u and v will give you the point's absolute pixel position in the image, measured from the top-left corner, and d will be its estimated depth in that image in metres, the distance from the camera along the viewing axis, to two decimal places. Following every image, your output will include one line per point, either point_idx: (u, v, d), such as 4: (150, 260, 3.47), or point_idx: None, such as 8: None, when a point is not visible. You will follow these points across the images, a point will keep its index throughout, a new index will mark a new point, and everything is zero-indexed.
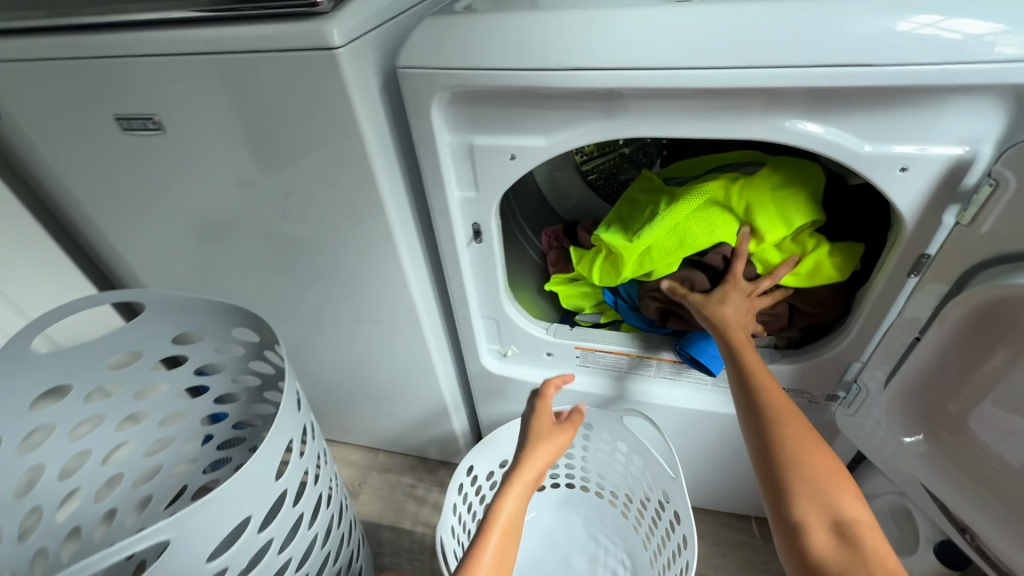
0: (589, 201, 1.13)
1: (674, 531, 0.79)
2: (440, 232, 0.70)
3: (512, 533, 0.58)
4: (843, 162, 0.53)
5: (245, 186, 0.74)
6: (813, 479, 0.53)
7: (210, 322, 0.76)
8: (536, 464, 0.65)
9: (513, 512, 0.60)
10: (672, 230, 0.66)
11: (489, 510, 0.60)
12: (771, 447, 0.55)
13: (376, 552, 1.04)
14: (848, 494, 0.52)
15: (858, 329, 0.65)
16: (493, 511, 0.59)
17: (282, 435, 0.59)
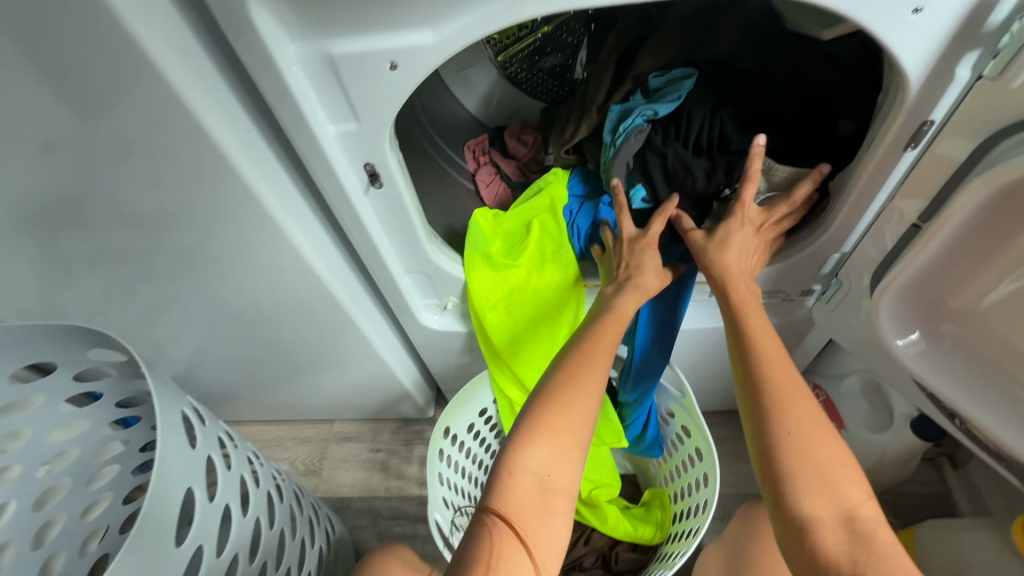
0: (512, 98, 0.97)
1: (683, 443, 0.76)
2: (323, 184, 0.52)
3: (598, 378, 0.51)
4: (844, 8, 0.40)
5: (37, 158, 0.53)
6: (799, 414, 0.47)
7: (55, 347, 0.58)
8: (629, 309, 0.58)
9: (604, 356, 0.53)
10: (474, 287, 0.69)
11: (577, 345, 0.54)
12: (766, 403, 0.48)
13: (353, 526, 0.98)
14: (828, 448, 0.45)
15: (843, 214, 0.57)
16: (583, 347, 0.54)
17: (169, 492, 0.47)
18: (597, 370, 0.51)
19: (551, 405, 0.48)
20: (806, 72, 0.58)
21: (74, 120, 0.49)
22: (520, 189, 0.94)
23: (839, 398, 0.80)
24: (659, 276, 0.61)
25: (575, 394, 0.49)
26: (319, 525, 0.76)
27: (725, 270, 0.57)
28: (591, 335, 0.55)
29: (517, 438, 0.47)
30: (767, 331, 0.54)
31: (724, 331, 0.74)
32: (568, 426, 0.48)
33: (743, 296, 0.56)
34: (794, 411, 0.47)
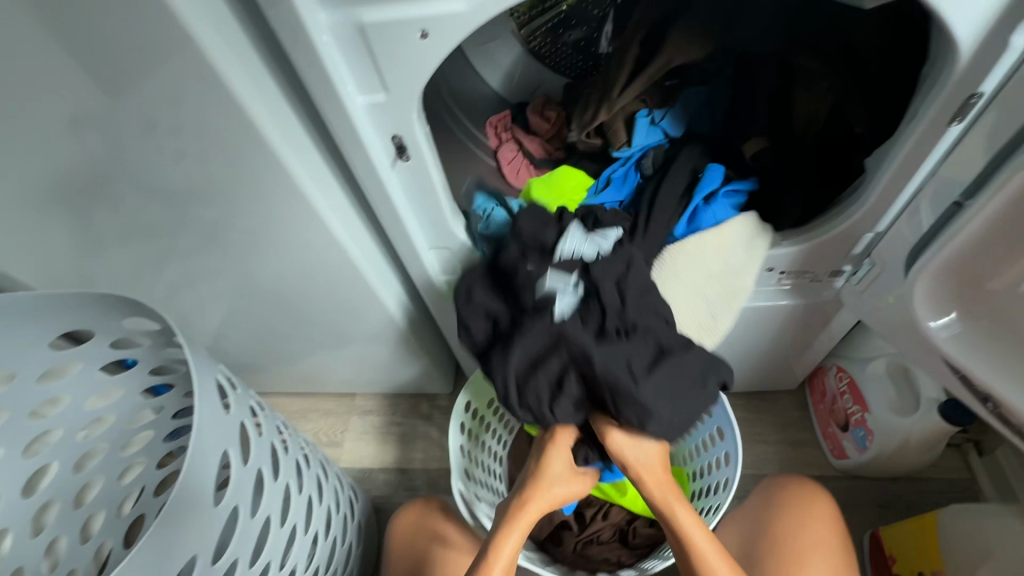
0: (534, 73, 0.95)
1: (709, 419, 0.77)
2: (352, 158, 0.52)
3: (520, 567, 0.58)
4: None
5: (71, 131, 0.54)
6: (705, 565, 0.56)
7: (92, 317, 0.60)
8: (553, 468, 0.63)
9: (516, 544, 0.58)
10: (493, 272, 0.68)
11: (489, 544, 0.58)
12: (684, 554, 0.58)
13: (374, 496, 1.01)
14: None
15: (879, 193, 0.55)
16: (494, 546, 0.58)
17: (207, 455, 0.50)
18: (514, 535, 0.58)
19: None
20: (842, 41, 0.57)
21: (108, 94, 0.50)
22: (544, 167, 0.93)
23: (864, 381, 0.79)
24: (567, 480, 0.64)
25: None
26: (344, 493, 0.79)
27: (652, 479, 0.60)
28: (523, 501, 0.61)
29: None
30: (688, 511, 0.59)
31: (750, 311, 0.73)
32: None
33: (669, 498, 0.59)
34: (698, 544, 0.57)
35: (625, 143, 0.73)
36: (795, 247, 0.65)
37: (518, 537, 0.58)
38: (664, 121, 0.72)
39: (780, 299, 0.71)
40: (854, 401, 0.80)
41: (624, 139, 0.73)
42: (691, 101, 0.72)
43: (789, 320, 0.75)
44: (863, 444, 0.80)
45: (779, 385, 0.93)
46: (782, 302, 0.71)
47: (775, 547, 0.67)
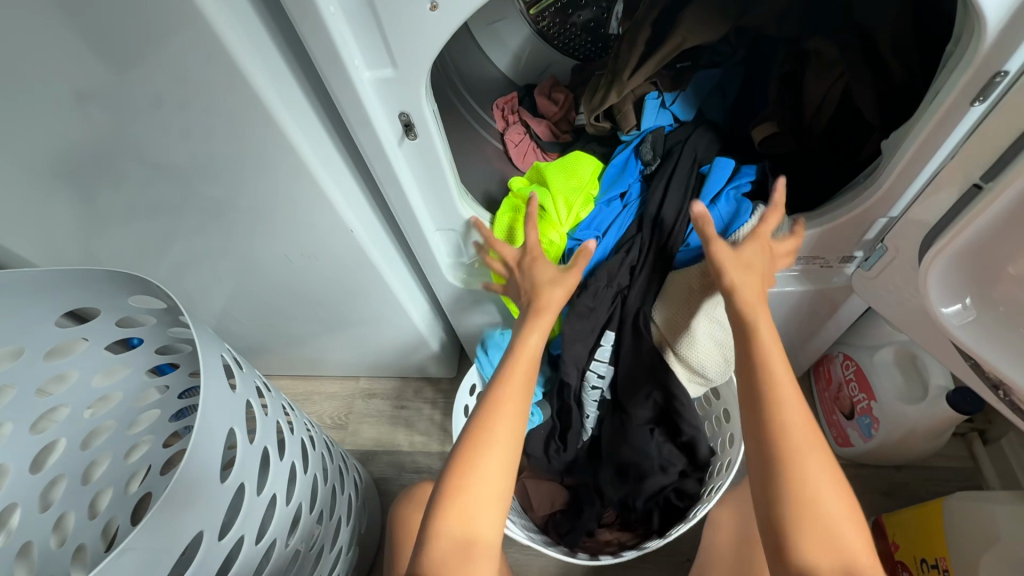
0: (542, 53, 0.94)
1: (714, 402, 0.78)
2: (358, 135, 0.52)
3: (511, 460, 0.50)
4: None
5: (75, 104, 0.53)
6: (794, 453, 0.44)
7: (97, 294, 0.60)
8: (527, 353, 0.58)
9: (507, 434, 0.51)
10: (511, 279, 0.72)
11: (475, 422, 0.52)
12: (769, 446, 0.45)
13: (378, 478, 1.01)
14: (817, 466, 0.43)
15: (895, 176, 0.54)
16: (479, 425, 0.51)
17: (215, 432, 0.50)
18: (516, 401, 0.53)
19: (462, 472, 0.48)
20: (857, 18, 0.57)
21: (112, 65, 0.49)
22: (551, 150, 0.92)
23: (871, 369, 0.78)
24: (552, 308, 0.61)
25: (486, 455, 0.49)
26: (348, 473, 0.79)
27: (742, 299, 0.55)
28: (503, 388, 0.54)
29: (433, 509, 0.48)
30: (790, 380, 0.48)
31: (759, 298, 0.72)
32: (478, 494, 0.48)
33: (772, 352, 0.50)
34: (791, 443, 0.44)
35: (635, 127, 0.72)
36: (806, 233, 0.64)
37: (508, 420, 0.52)
38: (675, 105, 0.71)
39: (789, 286, 0.70)
40: (860, 389, 0.80)
41: (633, 123, 0.72)
42: (702, 86, 0.70)
43: (797, 306, 0.74)
44: (868, 432, 0.80)
45: (783, 372, 0.93)
46: (790, 289, 0.70)
47: None
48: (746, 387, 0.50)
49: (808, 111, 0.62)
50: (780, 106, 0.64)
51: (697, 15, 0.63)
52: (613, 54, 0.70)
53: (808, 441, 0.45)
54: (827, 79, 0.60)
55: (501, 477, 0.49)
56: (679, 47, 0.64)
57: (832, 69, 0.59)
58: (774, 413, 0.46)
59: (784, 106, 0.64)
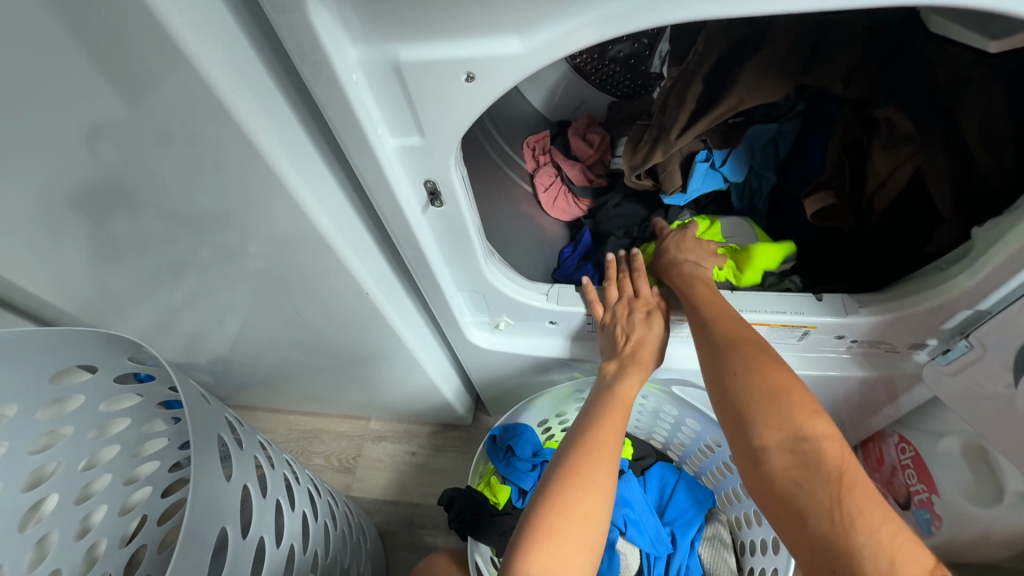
0: (578, 91, 0.89)
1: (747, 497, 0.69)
2: (379, 203, 0.47)
3: (598, 475, 0.49)
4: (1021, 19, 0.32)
5: (82, 142, 0.49)
6: (750, 374, 0.47)
7: (94, 349, 0.55)
8: (620, 398, 0.56)
9: (604, 469, 0.49)
10: None
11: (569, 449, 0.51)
12: (727, 372, 0.49)
13: (385, 530, 0.96)
14: (805, 410, 0.44)
15: (986, 270, 0.47)
16: (575, 449, 0.51)
17: (202, 532, 0.45)
18: (609, 433, 0.52)
19: (549, 512, 0.46)
20: (944, 89, 0.51)
21: (124, 108, 0.44)
22: (583, 195, 0.86)
23: (934, 459, 0.70)
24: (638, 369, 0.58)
25: (579, 488, 0.47)
26: (352, 538, 0.74)
27: (683, 283, 0.59)
28: (596, 426, 0.53)
29: (522, 544, 0.44)
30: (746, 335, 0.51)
31: (811, 379, 0.65)
32: (571, 518, 0.46)
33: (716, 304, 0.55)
34: (767, 375, 0.47)
35: (679, 189, 0.69)
36: (872, 317, 0.56)
37: (605, 444, 0.51)
38: (726, 166, 0.66)
39: (844, 370, 0.63)
40: (919, 478, 0.72)
41: (678, 184, 0.68)
42: (757, 141, 0.65)
43: (854, 390, 0.66)
44: (927, 528, 0.71)
45: None
46: (846, 372, 0.63)
47: None
48: (697, 337, 0.55)
49: (869, 185, 0.58)
50: (838, 175, 0.60)
51: (756, 72, 0.56)
52: (660, 105, 0.64)
53: (772, 366, 0.47)
54: (895, 158, 0.55)
55: (595, 508, 0.47)
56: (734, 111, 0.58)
57: (905, 145, 0.54)
58: (706, 315, 0.54)
59: (843, 175, 0.60)
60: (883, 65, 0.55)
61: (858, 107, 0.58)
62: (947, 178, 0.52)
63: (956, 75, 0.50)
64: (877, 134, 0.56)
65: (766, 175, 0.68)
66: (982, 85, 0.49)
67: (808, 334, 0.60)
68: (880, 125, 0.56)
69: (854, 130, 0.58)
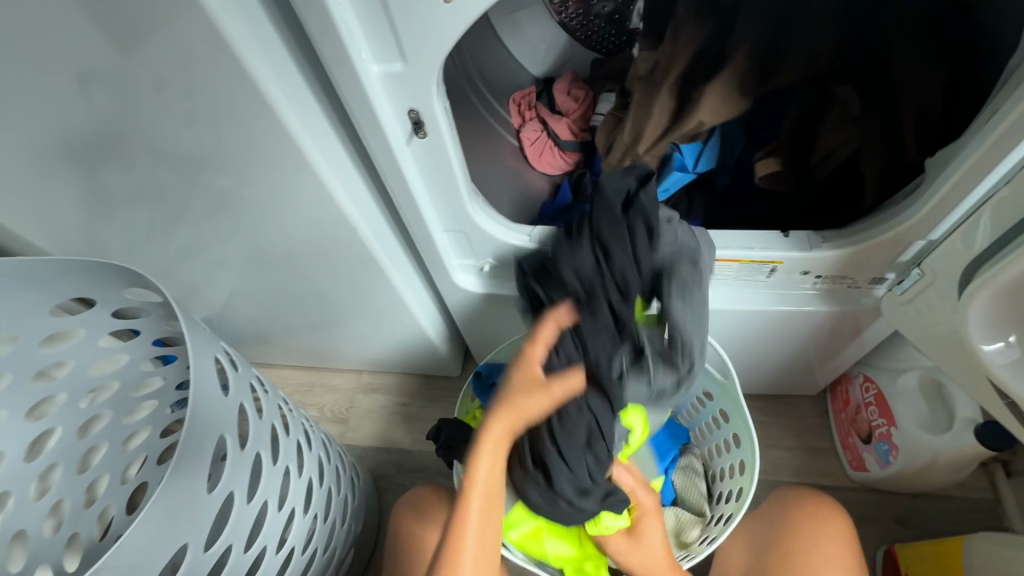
0: (563, 45, 0.90)
1: (721, 425, 0.74)
2: (365, 134, 0.49)
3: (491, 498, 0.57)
4: None
5: (75, 89, 0.51)
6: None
7: (91, 283, 0.57)
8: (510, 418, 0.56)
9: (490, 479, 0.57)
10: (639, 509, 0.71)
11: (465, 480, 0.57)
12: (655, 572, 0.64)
13: (377, 475, 1.00)
14: None
15: (938, 198, 0.50)
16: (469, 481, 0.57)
17: (204, 442, 0.48)
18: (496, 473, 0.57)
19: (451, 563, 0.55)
20: (893, 80, 0.56)
21: (115, 50, 0.46)
22: (569, 149, 0.88)
23: (893, 394, 0.75)
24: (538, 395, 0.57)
25: (473, 540, 0.56)
26: (346, 473, 0.78)
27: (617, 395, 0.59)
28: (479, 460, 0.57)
29: None
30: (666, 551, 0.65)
31: (781, 316, 0.69)
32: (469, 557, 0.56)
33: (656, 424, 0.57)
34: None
35: (655, 181, 0.70)
36: (834, 252, 0.59)
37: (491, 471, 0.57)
38: (701, 159, 0.69)
39: (811, 305, 0.66)
40: (880, 413, 0.76)
41: (655, 175, 0.70)
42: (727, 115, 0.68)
43: (820, 326, 0.70)
44: (886, 458, 0.76)
45: (801, 390, 0.89)
46: (813, 308, 0.66)
47: (788, 560, 0.68)
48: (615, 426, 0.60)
49: (815, 156, 0.62)
50: (789, 145, 0.64)
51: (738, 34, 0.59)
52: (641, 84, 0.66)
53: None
54: (842, 134, 0.59)
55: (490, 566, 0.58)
56: (688, 113, 0.63)
57: (851, 125, 0.59)
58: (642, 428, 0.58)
59: (793, 141, 0.63)
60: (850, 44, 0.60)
61: (817, 81, 0.62)
62: (877, 164, 0.58)
63: (906, 47, 0.55)
64: (830, 111, 0.60)
65: (737, 138, 0.69)
66: (925, 77, 0.54)
67: (776, 270, 0.63)
68: (835, 101, 0.60)
69: (810, 104, 0.62)
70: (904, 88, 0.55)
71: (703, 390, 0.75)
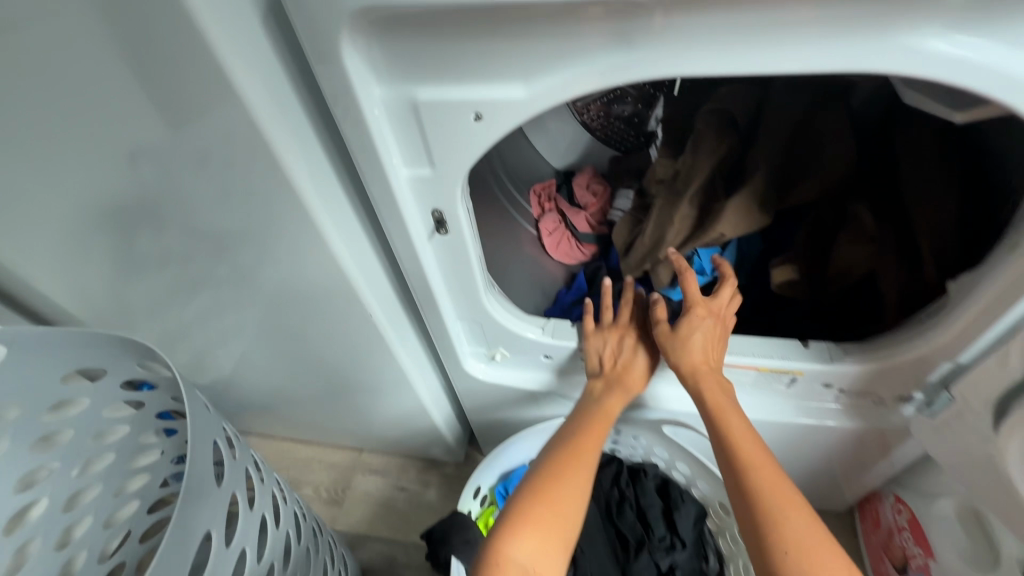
0: (584, 143, 0.95)
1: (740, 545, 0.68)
2: (388, 228, 0.51)
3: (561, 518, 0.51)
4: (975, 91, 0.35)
5: (122, 167, 0.54)
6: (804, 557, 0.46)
7: (107, 351, 0.58)
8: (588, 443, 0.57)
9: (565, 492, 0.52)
10: None
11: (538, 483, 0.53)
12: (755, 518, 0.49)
13: (367, 567, 0.94)
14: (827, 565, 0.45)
15: (963, 322, 0.49)
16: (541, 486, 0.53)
17: (187, 540, 0.46)
18: (570, 473, 0.54)
19: (508, 537, 0.49)
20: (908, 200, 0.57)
21: (164, 140, 0.50)
22: (586, 241, 0.90)
23: (929, 521, 0.69)
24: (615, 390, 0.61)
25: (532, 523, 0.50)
26: (333, 567, 0.73)
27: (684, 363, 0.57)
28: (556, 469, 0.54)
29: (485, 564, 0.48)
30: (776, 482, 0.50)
31: (801, 428, 0.66)
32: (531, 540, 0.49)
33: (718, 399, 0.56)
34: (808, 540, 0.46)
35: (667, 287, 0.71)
36: (855, 366, 0.58)
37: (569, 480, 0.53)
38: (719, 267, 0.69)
39: (835, 420, 0.63)
40: (915, 542, 0.70)
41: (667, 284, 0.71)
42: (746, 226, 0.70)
43: (845, 442, 0.67)
44: None
45: (825, 506, 0.83)
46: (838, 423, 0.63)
47: None
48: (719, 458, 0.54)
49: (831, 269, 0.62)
50: (805, 254, 0.64)
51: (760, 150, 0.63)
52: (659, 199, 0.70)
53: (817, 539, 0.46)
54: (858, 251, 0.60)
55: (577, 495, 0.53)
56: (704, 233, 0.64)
57: (868, 242, 0.59)
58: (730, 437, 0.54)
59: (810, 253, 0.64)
60: (865, 166, 0.64)
61: (832, 200, 0.64)
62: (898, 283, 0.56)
63: (919, 172, 0.56)
64: (846, 228, 0.61)
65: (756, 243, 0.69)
66: (938, 200, 0.54)
67: (796, 380, 0.61)
68: (851, 219, 0.61)
69: (826, 218, 0.64)
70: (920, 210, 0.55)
71: (719, 502, 0.70)
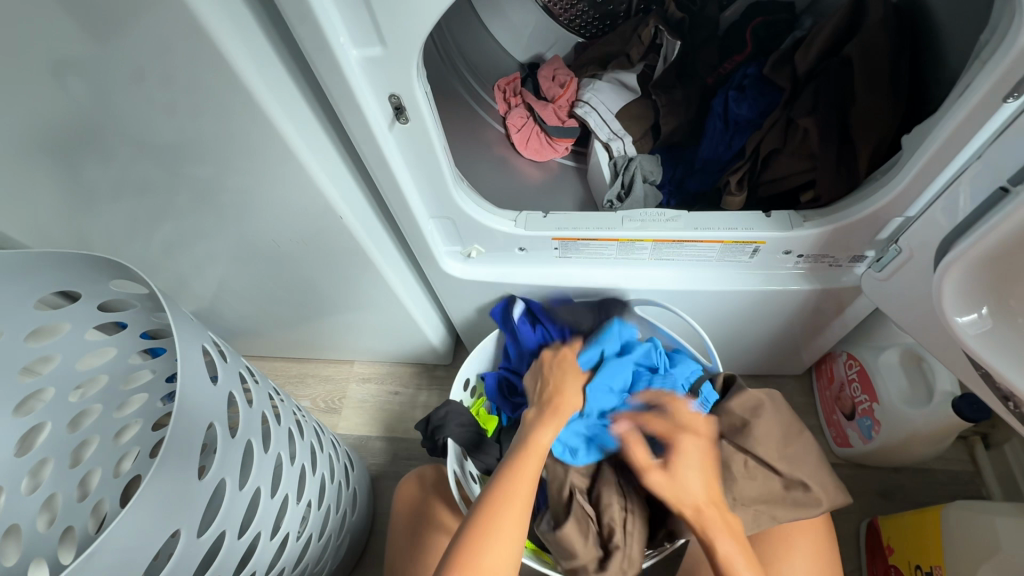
0: (547, 33, 0.90)
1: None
2: (347, 121, 0.49)
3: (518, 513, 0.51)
4: None
5: (43, 74, 0.49)
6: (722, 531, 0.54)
7: (79, 272, 0.57)
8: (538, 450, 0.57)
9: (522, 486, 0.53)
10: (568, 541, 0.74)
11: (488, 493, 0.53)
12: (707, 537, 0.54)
13: (371, 463, 1.01)
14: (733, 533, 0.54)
15: (913, 174, 0.51)
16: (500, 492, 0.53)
17: (188, 432, 0.48)
18: (523, 481, 0.54)
19: (480, 533, 0.49)
20: (854, 111, 0.60)
21: (89, 33, 0.45)
22: (555, 135, 0.85)
23: (877, 371, 0.75)
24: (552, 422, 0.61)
25: (501, 519, 0.50)
26: (338, 460, 0.79)
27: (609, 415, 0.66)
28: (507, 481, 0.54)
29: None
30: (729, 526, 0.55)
31: (763, 295, 0.70)
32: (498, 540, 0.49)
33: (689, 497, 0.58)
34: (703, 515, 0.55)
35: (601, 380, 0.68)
36: (815, 231, 0.61)
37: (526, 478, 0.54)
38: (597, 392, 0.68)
39: (794, 285, 0.68)
40: (863, 389, 0.78)
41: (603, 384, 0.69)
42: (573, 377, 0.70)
43: (802, 306, 0.72)
44: (868, 434, 0.78)
45: (786, 367, 0.90)
46: (798, 287, 0.68)
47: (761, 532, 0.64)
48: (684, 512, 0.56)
49: (768, 174, 0.68)
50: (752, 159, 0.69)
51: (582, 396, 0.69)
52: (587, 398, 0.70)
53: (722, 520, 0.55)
54: (801, 162, 0.65)
55: (517, 531, 0.50)
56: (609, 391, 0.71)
57: (807, 158, 0.64)
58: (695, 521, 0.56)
59: (757, 159, 0.69)
60: (825, 62, 0.65)
61: (786, 107, 0.67)
62: (832, 186, 0.62)
63: (870, 84, 0.59)
64: (795, 139, 0.65)
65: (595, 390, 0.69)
66: (882, 110, 0.59)
67: (759, 250, 0.65)
68: (798, 130, 0.65)
69: (778, 128, 0.67)
70: (863, 122, 0.59)
71: None
